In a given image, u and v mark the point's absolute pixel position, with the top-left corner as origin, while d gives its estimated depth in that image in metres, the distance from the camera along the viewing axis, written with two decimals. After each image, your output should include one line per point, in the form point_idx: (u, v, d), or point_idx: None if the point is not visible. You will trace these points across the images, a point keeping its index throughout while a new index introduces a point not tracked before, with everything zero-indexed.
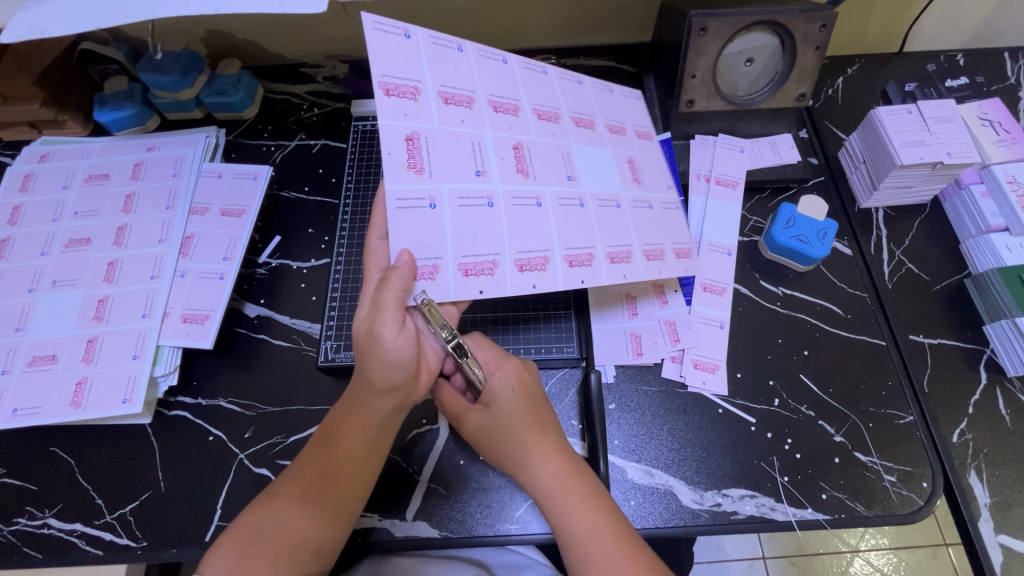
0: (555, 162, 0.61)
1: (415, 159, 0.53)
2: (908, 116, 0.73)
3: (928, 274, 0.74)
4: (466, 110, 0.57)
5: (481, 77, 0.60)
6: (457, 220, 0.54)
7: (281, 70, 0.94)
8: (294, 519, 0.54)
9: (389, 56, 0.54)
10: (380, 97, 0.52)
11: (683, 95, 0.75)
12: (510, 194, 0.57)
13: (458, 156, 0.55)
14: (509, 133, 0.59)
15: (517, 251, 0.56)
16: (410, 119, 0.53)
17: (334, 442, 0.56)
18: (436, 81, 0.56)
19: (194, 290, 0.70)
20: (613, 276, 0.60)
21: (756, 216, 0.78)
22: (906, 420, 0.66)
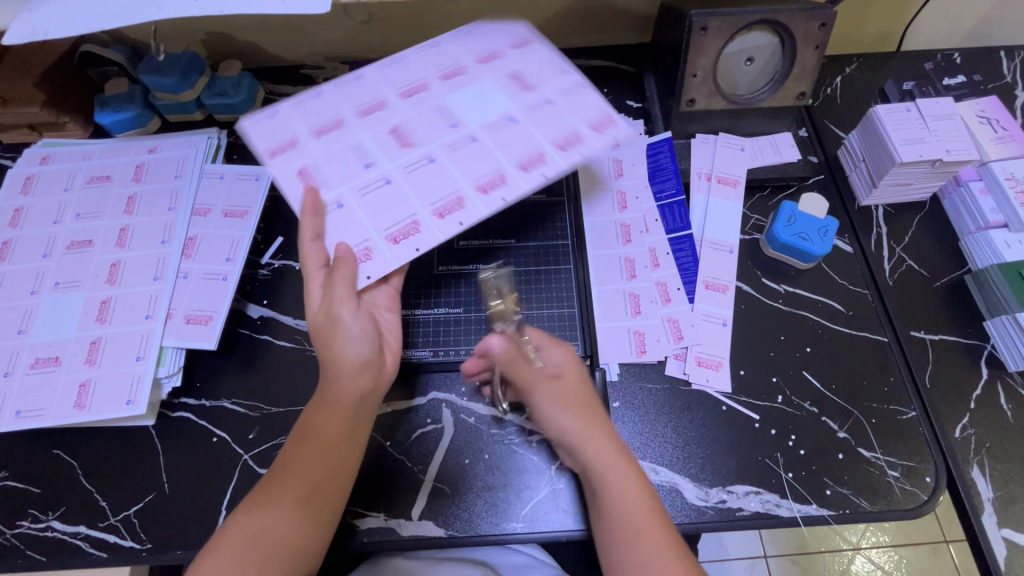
0: (430, 117, 0.64)
1: (334, 183, 0.61)
2: (907, 113, 0.74)
3: (928, 271, 0.75)
4: (305, 130, 0.63)
5: (322, 98, 0.66)
6: (380, 192, 0.60)
7: (282, 72, 0.94)
8: (282, 517, 0.53)
9: (311, 101, 0.65)
10: (295, 171, 0.61)
11: (684, 94, 0.75)
12: (438, 162, 0.62)
13: (341, 162, 0.62)
14: (385, 121, 0.64)
15: (432, 202, 0.59)
16: (288, 164, 0.61)
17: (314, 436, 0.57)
18: (287, 126, 0.64)
19: (197, 291, 0.70)
20: (529, 179, 0.60)
21: (758, 214, 0.78)
22: (908, 415, 0.66)
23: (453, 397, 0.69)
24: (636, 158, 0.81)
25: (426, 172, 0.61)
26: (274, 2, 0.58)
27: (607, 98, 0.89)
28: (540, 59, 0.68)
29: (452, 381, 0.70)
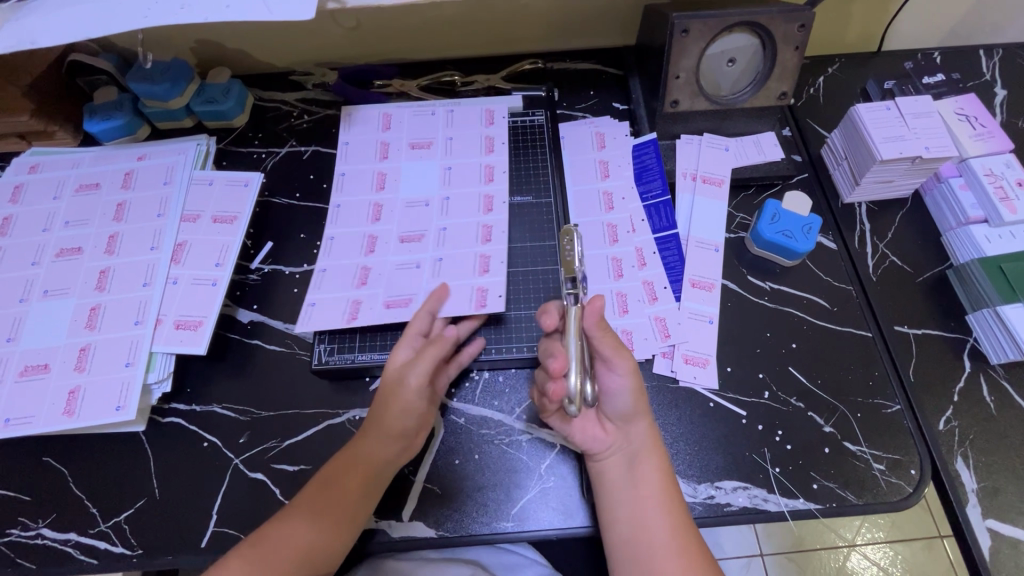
0: (417, 169, 0.80)
1: (406, 294, 0.70)
2: (887, 112, 0.75)
3: (911, 266, 0.76)
4: (347, 281, 0.72)
5: (330, 258, 0.74)
6: (436, 269, 0.72)
7: (271, 78, 0.94)
8: (307, 529, 0.58)
9: (323, 282, 0.72)
10: (383, 312, 0.69)
11: (667, 96, 0.76)
12: (449, 225, 0.75)
13: (400, 273, 0.72)
14: (394, 217, 0.77)
15: (480, 218, 0.76)
16: (373, 310, 0.69)
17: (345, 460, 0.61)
18: (337, 292, 0.71)
19: (186, 296, 0.70)
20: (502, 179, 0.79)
21: (743, 213, 0.79)
22: (893, 409, 0.67)
23: (443, 397, 0.69)
24: (622, 159, 0.81)
25: (450, 234, 0.75)
26: (258, 7, 0.59)
27: (593, 100, 0.90)
28: (454, 117, 0.84)
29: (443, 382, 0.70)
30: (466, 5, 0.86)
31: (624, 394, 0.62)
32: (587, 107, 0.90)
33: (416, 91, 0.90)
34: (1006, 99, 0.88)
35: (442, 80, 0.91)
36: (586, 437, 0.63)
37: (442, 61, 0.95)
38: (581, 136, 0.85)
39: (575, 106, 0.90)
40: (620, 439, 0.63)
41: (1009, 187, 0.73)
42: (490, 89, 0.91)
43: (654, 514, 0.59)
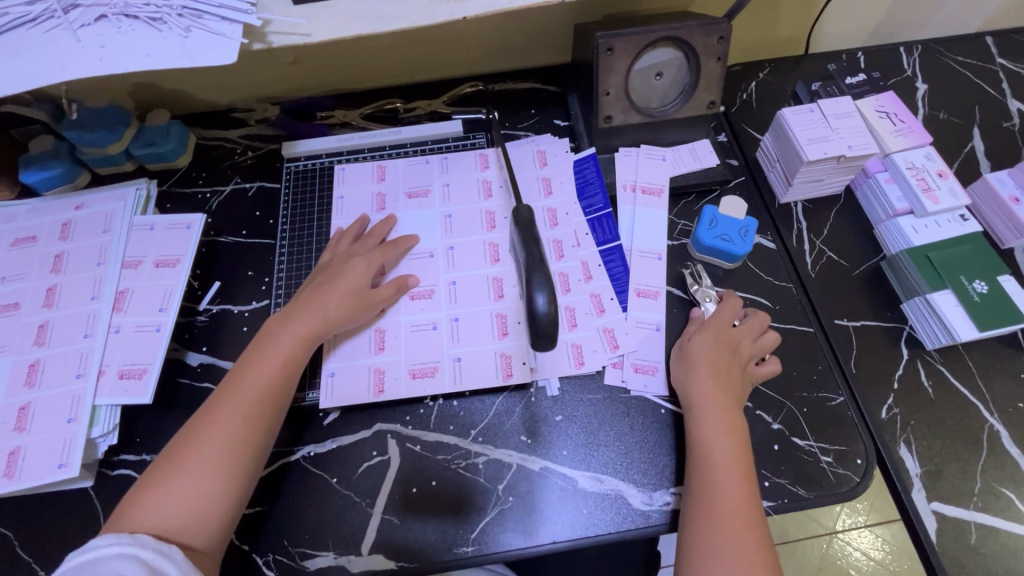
0: (421, 225, 0.80)
1: (430, 362, 0.71)
2: (811, 114, 0.77)
3: (847, 260, 0.78)
4: (365, 347, 0.72)
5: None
6: (453, 331, 0.72)
7: (213, 117, 0.94)
8: (203, 465, 0.56)
9: (339, 349, 0.71)
10: (409, 383, 0.70)
11: (600, 112, 0.78)
12: (459, 278, 0.76)
13: (422, 337, 0.72)
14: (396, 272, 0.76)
15: (492, 272, 0.76)
16: (399, 380, 0.70)
17: (229, 407, 0.60)
18: (354, 359, 0.71)
19: (130, 345, 0.69)
20: (501, 225, 0.79)
21: (684, 220, 0.81)
22: (837, 401, 0.68)
23: (399, 427, 0.69)
24: (564, 176, 0.83)
25: (461, 288, 0.75)
26: (179, 52, 0.60)
27: (534, 118, 0.92)
28: (448, 164, 0.85)
29: (397, 411, 0.70)
30: (401, 35, 0.87)
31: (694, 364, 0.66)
32: (529, 126, 0.92)
33: (358, 120, 0.91)
34: (926, 93, 0.93)
35: (384, 108, 0.92)
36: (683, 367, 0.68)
37: (384, 90, 0.96)
38: (523, 153, 0.86)
39: (517, 126, 0.92)
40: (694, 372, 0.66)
41: (929, 178, 0.76)
42: (433, 115, 0.92)
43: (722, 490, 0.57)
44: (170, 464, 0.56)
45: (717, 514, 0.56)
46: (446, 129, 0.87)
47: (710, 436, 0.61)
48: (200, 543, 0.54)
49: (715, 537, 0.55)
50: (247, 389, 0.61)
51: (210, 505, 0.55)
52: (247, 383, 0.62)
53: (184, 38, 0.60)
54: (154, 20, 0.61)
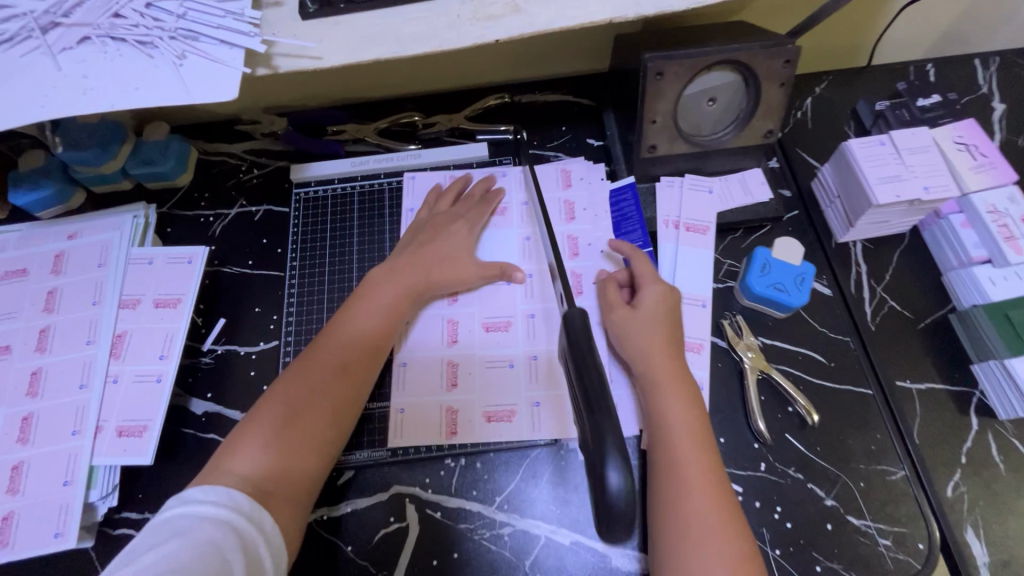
0: (500, 247, 0.75)
1: (507, 406, 0.66)
2: (882, 147, 0.69)
3: (912, 311, 0.71)
4: (436, 384, 0.67)
5: (410, 350, 0.69)
6: (532, 370, 0.67)
7: (215, 128, 0.87)
8: (312, 395, 0.59)
9: (406, 384, 0.67)
10: (484, 427, 0.65)
11: (644, 141, 0.70)
12: (538, 311, 0.71)
13: (499, 377, 0.67)
14: (467, 300, 0.72)
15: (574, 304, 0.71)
16: (472, 423, 0.65)
17: (321, 366, 0.61)
18: (425, 396, 0.67)
19: (129, 397, 0.63)
20: (586, 252, 0.74)
21: (730, 259, 0.74)
22: (898, 475, 0.62)
23: (419, 490, 0.64)
24: (588, 201, 0.76)
25: (539, 321, 0.70)
26: (171, 84, 0.52)
27: (566, 136, 0.84)
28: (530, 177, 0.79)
29: (417, 472, 0.65)
30: None
31: (622, 339, 0.64)
32: (560, 145, 0.84)
33: (373, 137, 0.82)
34: (1004, 115, 0.83)
35: (401, 121, 0.84)
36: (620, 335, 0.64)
37: (401, 100, 0.88)
38: (544, 171, 0.79)
39: (547, 145, 0.83)
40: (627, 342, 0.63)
41: (1013, 224, 0.67)
42: (455, 130, 0.83)
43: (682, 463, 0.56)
44: (278, 391, 0.59)
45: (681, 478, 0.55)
46: (471, 153, 0.81)
47: (670, 414, 0.59)
48: (308, 467, 0.57)
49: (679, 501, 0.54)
50: (352, 333, 0.64)
51: (318, 434, 0.58)
52: (351, 328, 0.64)
53: (176, 66, 0.53)
54: (143, 44, 0.53)
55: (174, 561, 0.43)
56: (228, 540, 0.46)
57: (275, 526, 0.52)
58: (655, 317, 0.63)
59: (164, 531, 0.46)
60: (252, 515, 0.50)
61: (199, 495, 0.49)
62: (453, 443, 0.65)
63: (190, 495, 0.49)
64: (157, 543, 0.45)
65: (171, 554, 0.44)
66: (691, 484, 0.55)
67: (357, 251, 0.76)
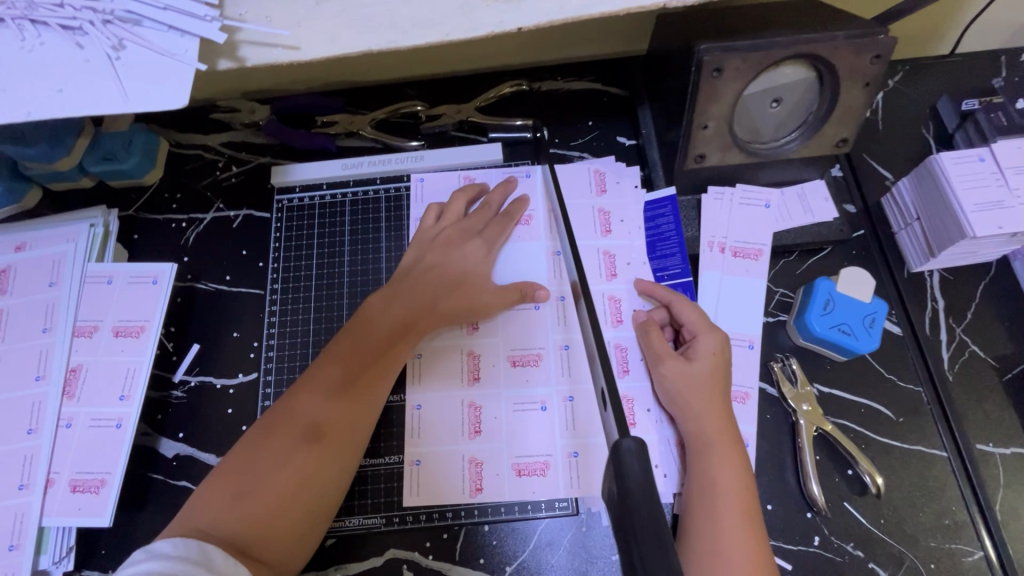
0: (525, 265, 0.64)
1: (539, 457, 0.57)
2: (981, 164, 0.57)
3: (997, 357, 0.60)
4: (456, 430, 0.58)
5: (422, 389, 0.60)
6: (567, 415, 0.58)
7: (188, 115, 0.75)
8: (290, 457, 0.49)
9: (422, 429, 0.58)
10: (513, 482, 0.57)
11: (691, 149, 0.58)
12: (573, 342, 0.61)
13: (527, 425, 0.58)
14: (492, 333, 0.61)
15: (613, 335, 0.60)
16: (500, 478, 0.57)
17: (318, 397, 0.52)
18: (444, 445, 0.58)
19: (84, 445, 0.55)
20: (624, 272, 0.63)
21: (783, 288, 0.63)
22: (974, 556, 0.54)
23: (418, 556, 0.56)
24: (627, 213, 0.65)
25: (575, 355, 0.60)
26: (105, 84, 0.41)
27: (593, 133, 0.72)
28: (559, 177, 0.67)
29: (417, 535, 0.56)
30: None
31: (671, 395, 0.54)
32: (585, 143, 0.71)
33: (369, 130, 0.71)
34: None
35: (402, 112, 0.72)
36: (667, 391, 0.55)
37: (401, 86, 0.76)
38: (574, 174, 0.67)
39: (570, 143, 0.71)
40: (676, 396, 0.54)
41: None
42: (462, 124, 0.71)
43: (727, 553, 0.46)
44: (249, 450, 0.49)
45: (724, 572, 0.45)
46: (482, 154, 0.69)
47: (720, 477, 0.49)
48: (279, 548, 0.47)
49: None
50: (343, 379, 0.53)
51: (296, 506, 0.48)
52: (342, 372, 0.53)
53: (111, 59, 0.41)
54: (68, 30, 0.42)
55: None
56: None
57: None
58: (707, 370, 0.53)
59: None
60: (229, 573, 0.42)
61: (167, 548, 0.41)
62: (478, 502, 0.56)
63: (160, 547, 0.41)
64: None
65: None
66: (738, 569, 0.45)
67: (349, 271, 0.66)
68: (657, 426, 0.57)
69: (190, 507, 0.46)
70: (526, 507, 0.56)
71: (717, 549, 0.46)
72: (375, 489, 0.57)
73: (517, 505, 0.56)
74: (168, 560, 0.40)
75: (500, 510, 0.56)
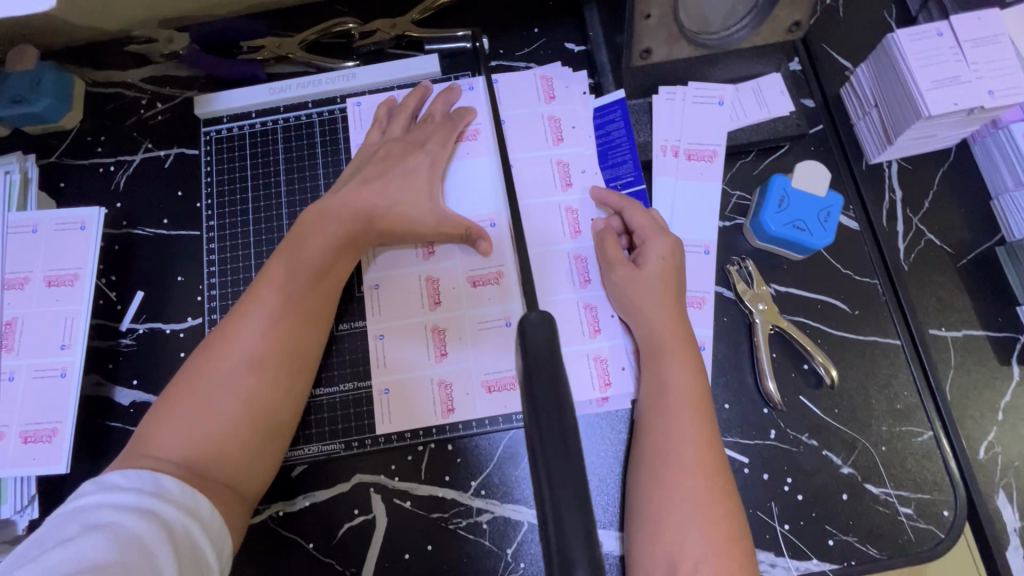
0: (477, 185, 0.61)
1: (508, 372, 0.57)
2: (939, 39, 0.55)
3: (952, 246, 0.60)
4: (422, 355, 0.57)
5: (382, 318, 0.58)
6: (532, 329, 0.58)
7: (101, 50, 0.69)
8: (237, 384, 0.48)
9: (387, 357, 0.58)
10: (484, 399, 0.57)
11: (636, 43, 0.54)
12: (533, 256, 0.59)
13: (493, 343, 0.57)
14: (449, 256, 0.59)
15: (573, 246, 0.59)
16: (470, 396, 0.57)
17: (263, 320, 0.50)
18: (412, 371, 0.57)
19: (30, 397, 0.54)
20: (576, 180, 0.60)
21: (739, 190, 0.61)
22: (924, 436, 0.55)
23: (384, 478, 0.56)
24: (578, 116, 0.62)
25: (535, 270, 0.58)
26: None
27: (539, 41, 0.67)
28: (504, 87, 0.63)
29: (382, 459, 0.57)
30: None
31: (623, 299, 0.54)
32: (531, 52, 0.66)
33: (299, 53, 0.66)
34: None
35: (334, 31, 0.66)
36: (620, 295, 0.54)
37: (329, 2, 0.69)
38: (521, 82, 0.64)
39: (515, 53, 0.66)
40: (627, 300, 0.53)
41: None
42: (399, 39, 0.67)
43: (675, 443, 0.47)
44: (191, 380, 0.48)
45: (671, 461, 0.47)
46: (420, 69, 0.65)
47: (670, 374, 0.50)
48: (232, 473, 0.47)
49: (672, 490, 0.46)
50: (285, 306, 0.51)
51: (246, 431, 0.48)
52: (283, 299, 0.51)
53: None
54: None
55: (89, 562, 0.36)
56: (156, 534, 0.39)
57: (214, 514, 0.44)
58: (658, 275, 0.52)
59: (75, 522, 0.39)
60: (185, 503, 0.42)
61: (120, 480, 0.41)
62: (451, 423, 0.56)
63: (110, 479, 0.41)
64: (69, 538, 0.38)
65: (86, 553, 0.37)
66: (686, 458, 0.46)
67: (286, 202, 0.63)
68: (620, 331, 0.57)
69: (139, 437, 0.46)
70: (483, 423, 0.56)
71: (665, 436, 0.48)
72: (332, 418, 0.57)
73: (482, 420, 0.56)
74: (119, 491, 0.41)
75: (466, 425, 0.56)
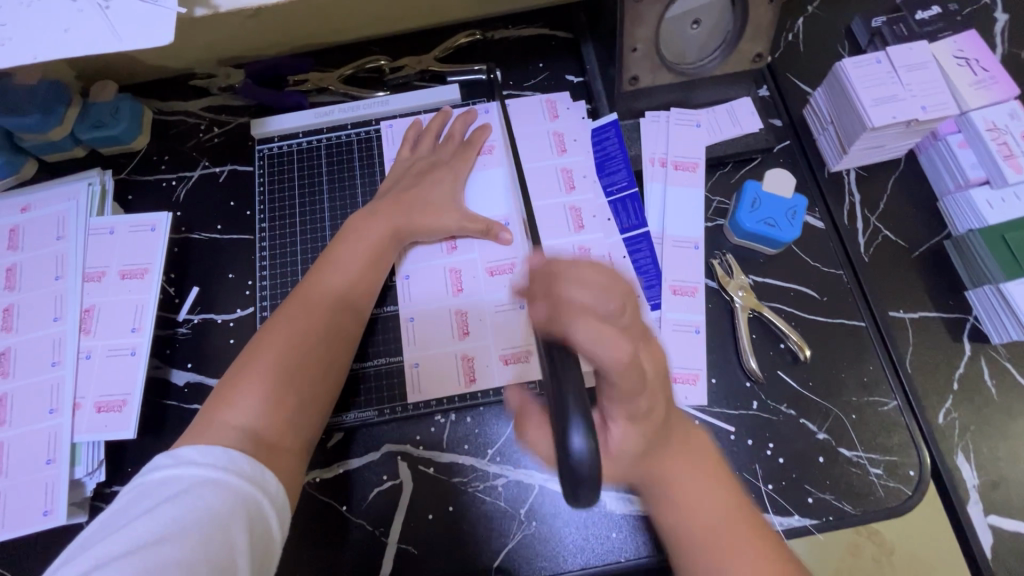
0: (491, 192, 0.71)
1: (523, 346, 0.65)
2: (878, 66, 0.65)
3: (906, 240, 0.68)
4: (447, 334, 0.65)
5: (412, 303, 0.67)
6: None
7: (168, 84, 0.80)
8: (291, 361, 0.55)
9: (416, 336, 0.66)
10: (501, 370, 0.64)
11: (626, 72, 0.65)
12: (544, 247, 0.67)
13: (509, 323, 0.66)
14: (468, 250, 0.68)
15: (576, 239, 0.68)
16: (489, 368, 0.64)
17: (311, 306, 0.59)
18: (438, 348, 0.65)
19: (103, 372, 0.62)
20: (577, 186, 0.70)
21: (719, 196, 0.71)
22: (889, 405, 0.62)
23: (411, 447, 0.63)
24: (578, 133, 0.73)
25: None
26: (98, 30, 0.47)
27: (543, 73, 0.78)
28: (514, 110, 0.74)
29: (410, 428, 0.64)
30: None
31: None
32: (537, 83, 0.77)
33: (338, 85, 0.77)
34: (1006, 25, 0.76)
35: (368, 66, 0.78)
36: None
37: (364, 43, 0.81)
38: (529, 105, 0.74)
39: (523, 84, 0.77)
40: None
41: (1013, 142, 0.65)
42: (423, 74, 0.78)
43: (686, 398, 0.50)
44: (249, 360, 0.54)
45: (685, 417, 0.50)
46: (442, 96, 0.76)
47: None
48: (289, 437, 0.53)
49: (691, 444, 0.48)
50: (328, 295, 0.60)
51: (301, 401, 0.55)
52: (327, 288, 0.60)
53: (102, 10, 0.47)
54: None
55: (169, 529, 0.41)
56: (230, 504, 0.44)
57: (276, 484, 0.48)
58: None
59: (155, 495, 0.43)
60: (252, 475, 0.46)
61: (193, 454, 0.45)
62: (473, 391, 0.64)
63: (185, 454, 0.45)
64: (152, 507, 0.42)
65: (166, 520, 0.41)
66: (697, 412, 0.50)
67: (327, 208, 0.73)
68: None
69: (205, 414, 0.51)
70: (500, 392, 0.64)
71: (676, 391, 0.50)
72: (365, 392, 0.64)
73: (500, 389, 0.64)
74: (191, 466, 0.45)
75: (486, 394, 0.64)
